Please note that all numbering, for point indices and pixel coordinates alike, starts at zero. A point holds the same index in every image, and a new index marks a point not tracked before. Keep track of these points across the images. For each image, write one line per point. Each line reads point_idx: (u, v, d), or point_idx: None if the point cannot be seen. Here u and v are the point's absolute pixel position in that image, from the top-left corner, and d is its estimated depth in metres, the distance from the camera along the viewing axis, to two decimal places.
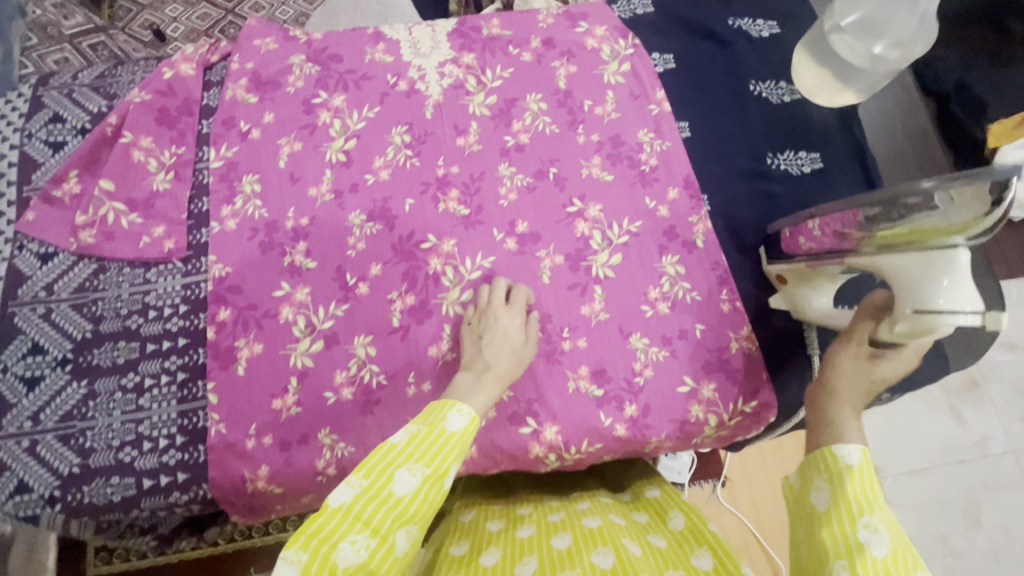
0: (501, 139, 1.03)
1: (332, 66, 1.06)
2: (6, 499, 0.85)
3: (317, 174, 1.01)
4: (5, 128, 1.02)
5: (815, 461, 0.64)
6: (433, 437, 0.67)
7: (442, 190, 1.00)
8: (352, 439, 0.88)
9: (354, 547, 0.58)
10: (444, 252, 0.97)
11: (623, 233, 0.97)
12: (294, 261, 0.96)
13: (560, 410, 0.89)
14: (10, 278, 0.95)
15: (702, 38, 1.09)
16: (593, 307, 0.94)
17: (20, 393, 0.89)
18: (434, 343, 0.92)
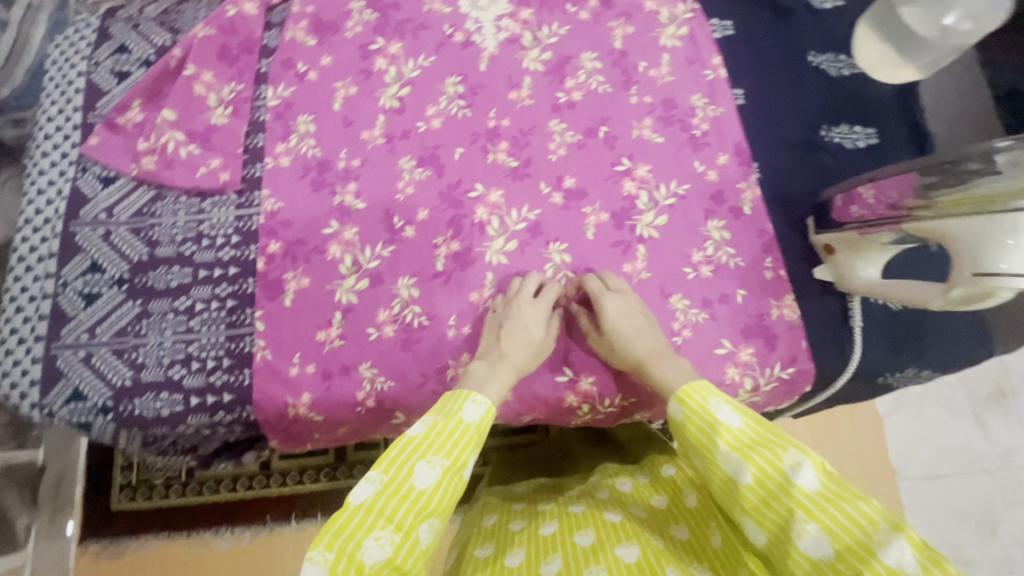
0: (554, 95, 1.03)
1: (390, 14, 1.07)
2: (62, 405, 0.89)
3: (370, 118, 1.02)
4: (74, 56, 1.06)
5: (674, 437, 0.71)
6: (450, 427, 0.67)
7: (492, 141, 1.01)
8: (391, 375, 0.90)
9: (378, 544, 0.61)
10: (490, 202, 0.98)
11: (670, 194, 0.97)
12: (344, 201, 0.98)
13: (597, 362, 0.90)
14: (73, 198, 0.98)
15: (763, 6, 1.07)
16: (635, 265, 0.94)
17: (78, 307, 0.93)
18: (476, 289, 0.94)
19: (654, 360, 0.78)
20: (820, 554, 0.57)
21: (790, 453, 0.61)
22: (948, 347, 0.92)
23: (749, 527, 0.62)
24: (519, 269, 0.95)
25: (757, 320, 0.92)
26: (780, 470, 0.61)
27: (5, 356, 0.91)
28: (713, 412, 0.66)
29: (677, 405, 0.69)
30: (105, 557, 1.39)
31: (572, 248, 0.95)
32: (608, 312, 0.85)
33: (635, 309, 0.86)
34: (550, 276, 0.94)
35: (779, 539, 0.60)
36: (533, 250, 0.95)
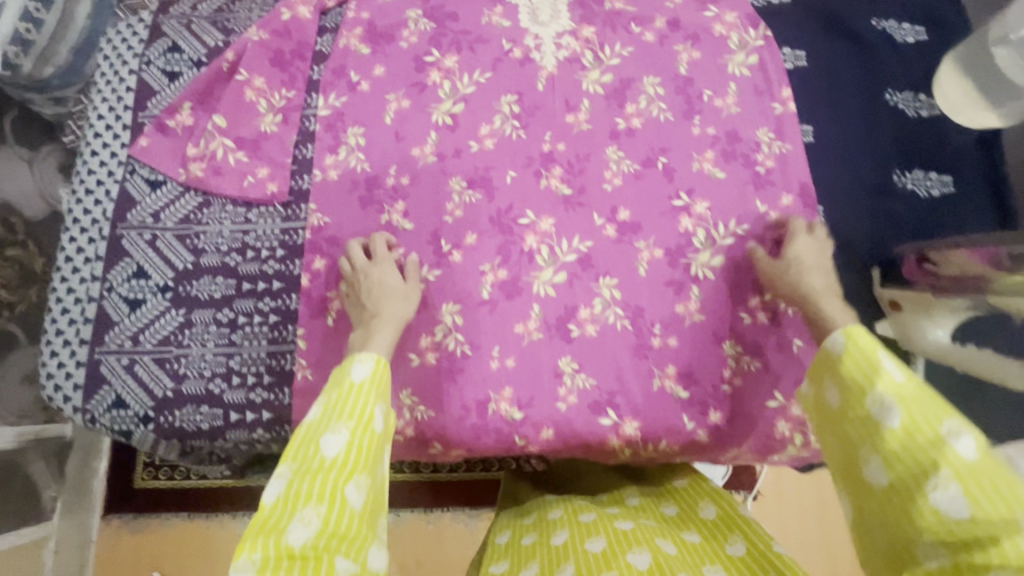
0: (612, 120, 0.99)
1: (447, 25, 1.03)
2: (103, 412, 0.89)
3: (422, 135, 0.99)
4: (126, 52, 1.04)
5: (821, 369, 0.69)
6: (340, 393, 0.67)
7: (546, 166, 0.97)
8: (431, 404, 0.90)
9: (306, 518, 0.57)
10: (541, 230, 0.95)
11: (728, 233, 0.93)
12: (392, 219, 0.96)
13: (643, 406, 0.88)
14: (122, 200, 0.97)
15: (840, 35, 1.01)
16: (688, 306, 0.91)
17: (122, 312, 0.93)
18: (521, 320, 0.91)
19: (816, 298, 0.78)
20: (953, 513, 0.52)
21: (951, 420, 0.56)
22: (1009, 418, 0.88)
23: (869, 462, 0.59)
24: (567, 302, 0.92)
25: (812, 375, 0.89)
26: (934, 429, 0.56)
27: (51, 358, 0.92)
28: (876, 357, 0.63)
29: (842, 339, 0.67)
30: (127, 531, 1.40)
31: (623, 284, 0.92)
32: (796, 251, 0.85)
33: (826, 260, 0.85)
34: (599, 312, 0.91)
35: (901, 488, 0.56)
36: (582, 283, 0.93)
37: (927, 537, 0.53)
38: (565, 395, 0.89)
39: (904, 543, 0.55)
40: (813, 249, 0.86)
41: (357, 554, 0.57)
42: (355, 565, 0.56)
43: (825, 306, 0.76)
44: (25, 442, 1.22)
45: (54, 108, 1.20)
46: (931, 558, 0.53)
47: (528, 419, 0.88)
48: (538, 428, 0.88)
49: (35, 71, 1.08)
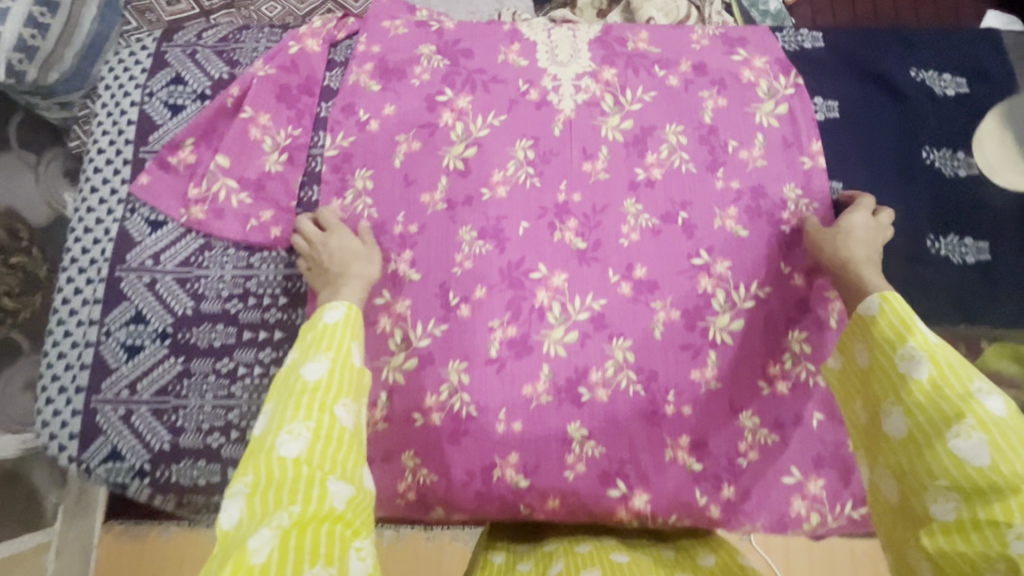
0: (631, 171, 0.94)
1: (461, 63, 0.99)
2: (99, 463, 0.87)
3: (432, 180, 0.95)
4: (128, 82, 1.01)
5: (853, 327, 0.70)
6: (314, 329, 0.68)
7: (560, 218, 0.93)
8: (435, 468, 0.87)
9: (293, 434, 0.57)
10: (553, 286, 0.91)
11: (749, 296, 0.89)
12: (398, 270, 0.92)
13: (653, 478, 0.86)
14: (121, 241, 0.94)
15: (875, 84, 0.96)
16: (704, 373, 0.88)
17: (120, 359, 0.90)
18: (530, 382, 0.88)
19: (859, 266, 0.78)
20: (973, 460, 0.54)
21: (980, 381, 0.58)
22: None
23: (891, 413, 0.62)
24: (578, 364, 0.88)
25: (827, 451, 0.87)
26: (963, 385, 0.57)
27: (46, 404, 0.89)
28: (908, 317, 0.64)
29: (877, 299, 0.68)
30: (129, 538, 1.36)
31: (637, 347, 0.89)
32: (849, 221, 0.84)
33: (880, 235, 0.83)
34: (610, 375, 0.88)
35: (920, 437, 0.58)
36: (594, 344, 0.89)
37: (940, 482, 0.55)
38: (573, 463, 0.86)
39: (916, 492, 0.58)
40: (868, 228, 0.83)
41: (351, 478, 0.58)
42: (348, 487, 0.57)
43: (866, 276, 0.76)
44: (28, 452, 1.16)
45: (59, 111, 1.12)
46: (941, 507, 0.55)
47: (533, 487, 0.86)
48: (544, 497, 0.86)
49: (40, 77, 1.03)
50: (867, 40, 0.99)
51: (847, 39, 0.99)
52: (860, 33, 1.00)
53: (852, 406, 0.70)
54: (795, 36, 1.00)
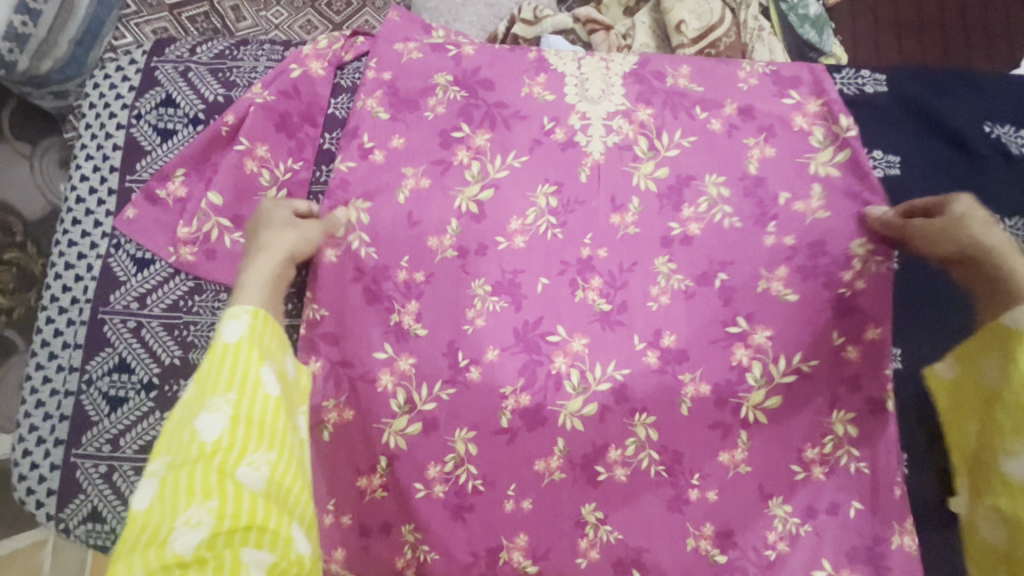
0: (665, 224, 0.85)
1: (480, 94, 0.89)
2: (79, 523, 0.82)
3: (441, 222, 0.86)
4: (115, 101, 0.92)
5: (989, 339, 0.66)
6: (213, 363, 0.63)
7: (583, 275, 0.85)
8: (436, 546, 0.82)
9: (192, 522, 0.54)
10: (572, 351, 0.82)
11: (790, 370, 0.81)
12: (402, 321, 0.84)
13: (670, 564, 0.81)
14: (105, 280, 0.87)
15: (940, 137, 0.87)
16: (734, 455, 0.81)
17: (102, 411, 0.84)
18: (544, 457, 0.81)
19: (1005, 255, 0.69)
20: None
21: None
22: None
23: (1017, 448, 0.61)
24: (596, 440, 0.81)
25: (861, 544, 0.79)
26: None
27: (25, 456, 0.85)
28: None
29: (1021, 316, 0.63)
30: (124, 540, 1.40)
31: (662, 424, 0.81)
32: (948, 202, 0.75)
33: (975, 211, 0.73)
34: (631, 454, 0.81)
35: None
36: (614, 419, 0.81)
37: None
38: (586, 549, 0.81)
39: None
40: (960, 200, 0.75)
41: (272, 543, 0.57)
42: (268, 552, 0.57)
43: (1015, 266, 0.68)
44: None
45: (55, 100, 1.10)
46: None
47: (542, 572, 0.82)
48: None
49: (32, 66, 1.00)
50: (935, 86, 0.89)
51: (912, 83, 0.89)
52: (926, 76, 0.90)
53: (961, 424, 0.70)
54: (854, 79, 0.90)
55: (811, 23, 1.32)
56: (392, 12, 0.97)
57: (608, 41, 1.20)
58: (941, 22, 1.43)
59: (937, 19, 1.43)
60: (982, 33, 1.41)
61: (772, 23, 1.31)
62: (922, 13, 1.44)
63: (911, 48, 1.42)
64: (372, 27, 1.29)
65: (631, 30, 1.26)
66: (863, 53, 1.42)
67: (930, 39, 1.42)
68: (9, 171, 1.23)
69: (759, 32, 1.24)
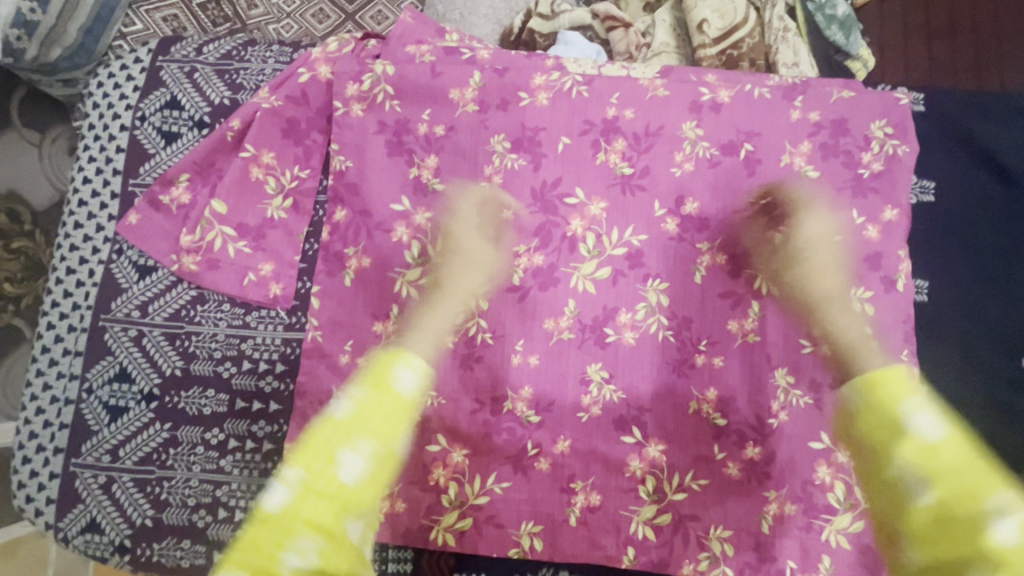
0: (695, 89, 0.84)
1: (493, 113, 0.85)
2: (76, 534, 0.80)
3: (463, 74, 0.85)
4: (119, 101, 0.89)
5: (845, 415, 0.68)
6: (381, 401, 0.65)
7: (606, 136, 0.84)
8: (444, 391, 0.81)
9: (301, 552, 0.58)
10: (589, 215, 0.83)
11: (812, 245, 0.80)
12: (421, 175, 0.85)
13: (673, 430, 0.78)
14: (106, 286, 0.85)
15: (983, 166, 0.83)
16: (743, 324, 0.80)
17: (102, 420, 0.83)
18: (552, 316, 0.82)
19: (831, 307, 0.78)
20: (908, 563, 0.59)
21: (1000, 498, 0.54)
22: None
23: (921, 491, 0.57)
24: (607, 303, 0.82)
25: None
26: (983, 508, 0.54)
27: (23, 464, 0.83)
28: (903, 414, 0.60)
29: (862, 390, 0.65)
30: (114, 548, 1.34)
31: (669, 438, 0.78)
32: (803, 229, 0.80)
33: (829, 238, 0.80)
34: (641, 318, 0.81)
35: (952, 526, 0.55)
36: (626, 284, 0.82)
37: None
38: (588, 406, 0.80)
39: None
40: (808, 230, 0.80)
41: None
42: None
43: (831, 323, 0.77)
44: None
45: (64, 89, 1.08)
46: None
47: (544, 424, 0.79)
48: (554, 436, 0.79)
49: (42, 55, 0.99)
50: (976, 110, 0.85)
51: (950, 99, 0.86)
52: (973, 97, 0.86)
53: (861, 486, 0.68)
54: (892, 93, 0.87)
55: (838, 24, 1.21)
56: (405, 13, 0.92)
57: (627, 39, 1.15)
58: (999, 44, 1.28)
59: (969, 22, 1.30)
60: (1016, 41, 1.28)
61: (796, 24, 1.22)
62: (955, 13, 1.31)
63: (942, 51, 1.29)
64: (385, 18, 1.21)
65: (651, 27, 1.20)
66: (892, 55, 1.30)
67: (964, 41, 1.29)
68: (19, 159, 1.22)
69: (784, 33, 1.15)
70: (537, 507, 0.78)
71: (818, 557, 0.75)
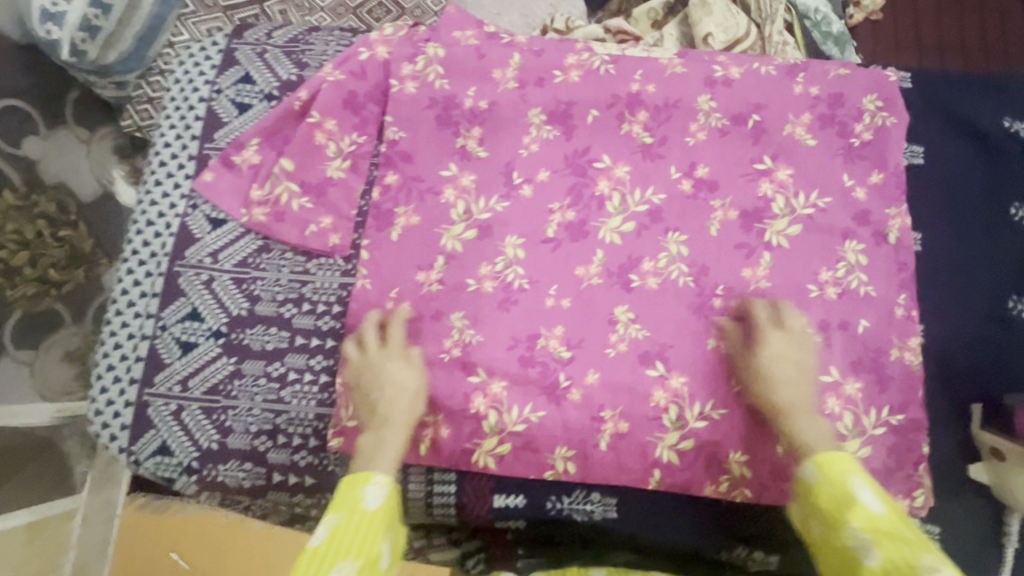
0: (709, 68, 0.95)
1: (531, 89, 0.96)
2: (148, 456, 0.88)
3: (504, 56, 0.97)
4: (198, 77, 1.01)
5: (801, 498, 0.72)
6: (353, 522, 0.67)
7: (631, 109, 0.95)
8: (483, 330, 0.89)
9: None
10: (615, 176, 0.93)
11: (808, 204, 0.90)
12: (466, 144, 0.96)
13: (695, 365, 0.87)
14: (181, 236, 0.95)
15: (970, 134, 0.93)
16: (756, 272, 0.89)
17: (174, 354, 0.91)
18: (583, 264, 0.91)
19: (793, 414, 0.78)
20: None
21: (928, 556, 0.59)
22: None
23: (869, 553, 0.62)
24: (632, 252, 0.91)
25: (894, 371, 0.84)
26: (912, 564, 0.58)
27: (101, 393, 0.91)
28: (849, 486, 0.67)
29: (813, 467, 0.70)
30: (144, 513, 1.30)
31: (689, 373, 0.86)
32: (767, 339, 0.83)
33: (798, 354, 0.82)
34: (663, 266, 0.90)
35: None
36: (649, 236, 0.91)
37: None
38: (615, 343, 0.88)
39: None
40: (786, 347, 0.82)
41: None
42: None
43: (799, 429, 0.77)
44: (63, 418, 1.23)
45: (115, 90, 1.19)
46: None
47: (576, 359, 0.88)
48: (584, 370, 0.87)
49: (100, 56, 1.09)
50: (960, 87, 0.96)
51: (936, 78, 0.96)
52: (959, 77, 0.97)
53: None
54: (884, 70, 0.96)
55: (833, 39, 1.34)
56: (451, 5, 1.04)
57: None
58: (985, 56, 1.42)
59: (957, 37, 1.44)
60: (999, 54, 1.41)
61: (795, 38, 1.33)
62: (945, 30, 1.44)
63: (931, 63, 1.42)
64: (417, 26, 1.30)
65: (660, 41, 1.33)
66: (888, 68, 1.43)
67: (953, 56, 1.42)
68: (69, 155, 1.21)
69: (783, 47, 1.27)
70: (571, 434, 0.86)
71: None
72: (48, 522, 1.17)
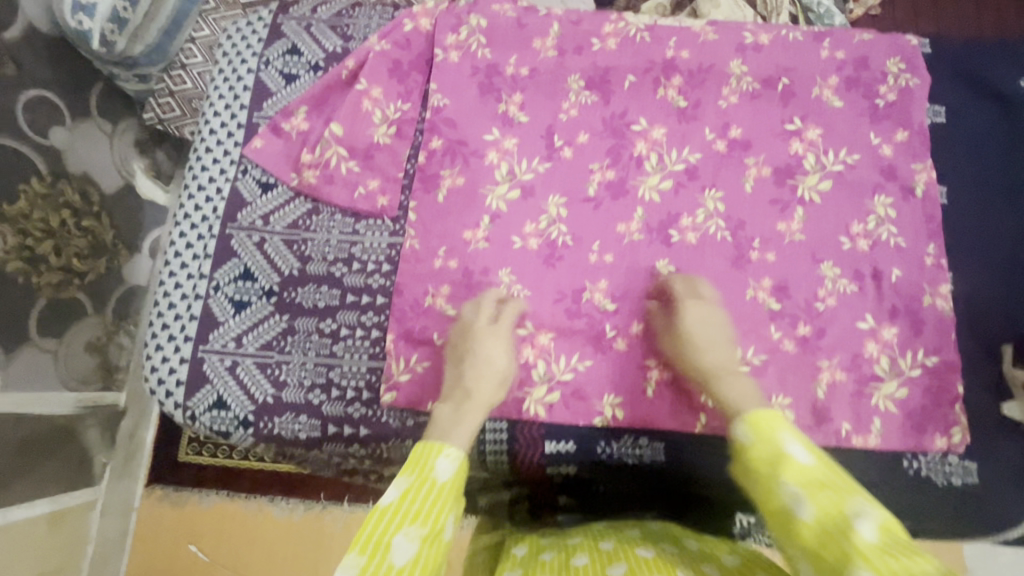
0: (739, 35, 1.00)
1: (569, 57, 1.00)
2: (204, 410, 0.90)
3: (544, 26, 1.01)
4: (245, 51, 1.05)
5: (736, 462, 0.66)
6: (423, 487, 0.61)
7: (666, 74, 0.99)
8: (529, 284, 0.92)
9: None
10: (652, 138, 0.97)
11: (838, 160, 0.94)
12: (508, 109, 0.99)
13: (735, 314, 0.90)
14: (232, 200, 0.98)
15: (988, 94, 0.98)
16: (790, 225, 0.93)
17: (228, 313, 0.93)
18: (624, 221, 0.94)
19: (719, 378, 0.79)
20: None
21: (857, 501, 0.54)
22: None
23: (801, 507, 0.56)
24: (671, 209, 0.94)
25: (926, 315, 0.88)
26: (841, 515, 0.53)
27: (156, 351, 0.93)
28: (779, 440, 0.62)
29: (743, 425, 0.65)
30: (167, 504, 1.32)
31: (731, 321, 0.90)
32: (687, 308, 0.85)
33: (716, 322, 0.84)
34: (701, 221, 0.94)
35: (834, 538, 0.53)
36: (687, 193, 0.95)
37: None
38: (658, 294, 0.91)
39: None
40: (709, 317, 0.84)
41: None
42: None
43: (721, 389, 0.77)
44: (83, 408, 1.21)
45: (137, 83, 1.20)
46: None
47: (620, 311, 0.91)
48: (629, 320, 0.90)
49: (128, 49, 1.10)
50: (977, 51, 1.01)
51: (955, 43, 1.02)
52: (975, 42, 1.02)
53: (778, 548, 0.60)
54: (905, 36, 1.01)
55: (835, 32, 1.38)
56: None
57: None
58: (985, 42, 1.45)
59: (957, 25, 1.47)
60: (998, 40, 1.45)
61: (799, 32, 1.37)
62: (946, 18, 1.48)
63: None
64: None
65: None
66: None
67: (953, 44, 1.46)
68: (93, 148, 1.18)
69: None
70: (617, 382, 0.89)
71: (869, 419, 0.85)
72: (71, 512, 1.16)
